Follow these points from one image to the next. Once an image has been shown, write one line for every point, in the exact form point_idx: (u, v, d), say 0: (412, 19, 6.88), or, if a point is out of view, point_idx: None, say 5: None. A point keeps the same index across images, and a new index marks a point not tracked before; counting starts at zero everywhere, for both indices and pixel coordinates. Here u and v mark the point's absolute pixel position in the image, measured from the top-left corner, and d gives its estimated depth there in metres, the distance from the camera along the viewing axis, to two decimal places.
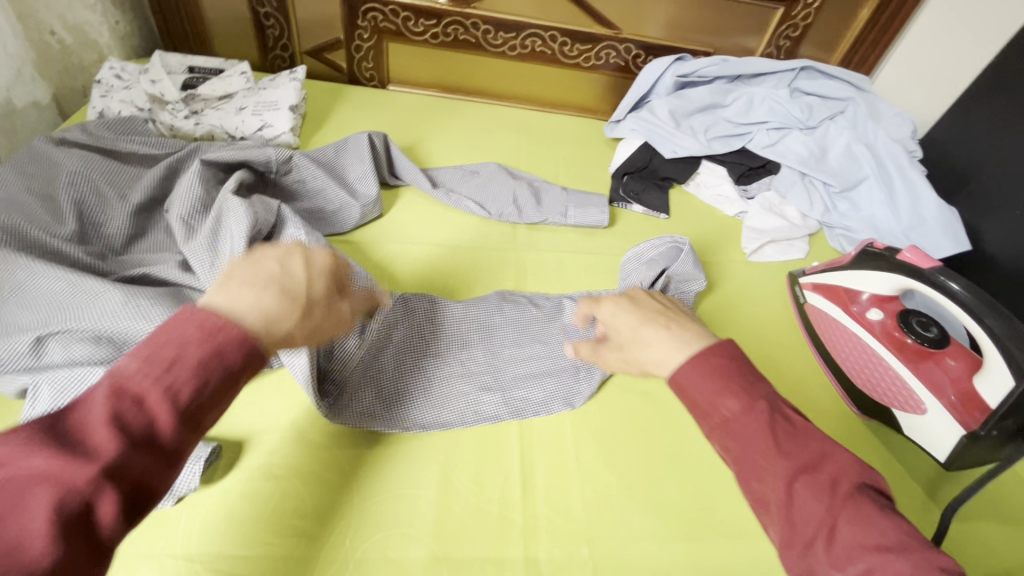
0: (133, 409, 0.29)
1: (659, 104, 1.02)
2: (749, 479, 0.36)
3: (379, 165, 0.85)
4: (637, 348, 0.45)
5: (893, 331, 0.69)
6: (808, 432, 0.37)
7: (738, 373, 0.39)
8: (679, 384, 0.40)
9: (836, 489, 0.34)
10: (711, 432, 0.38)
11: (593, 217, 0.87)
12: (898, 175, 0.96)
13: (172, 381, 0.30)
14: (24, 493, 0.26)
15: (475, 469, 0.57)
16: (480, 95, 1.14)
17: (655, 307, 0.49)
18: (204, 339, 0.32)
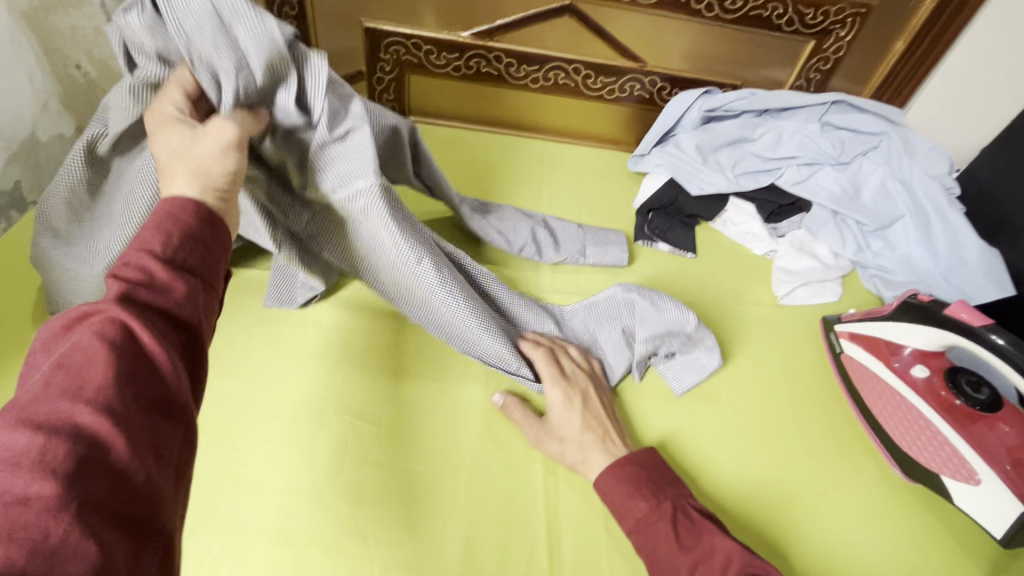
0: (143, 288, 0.35)
1: (686, 138, 0.99)
2: (664, 574, 0.50)
3: None
4: (573, 447, 0.58)
5: (940, 390, 0.66)
6: (702, 528, 0.51)
7: (646, 480, 0.54)
8: (606, 496, 0.55)
9: (724, 572, 0.47)
10: (631, 532, 0.53)
11: (613, 257, 0.84)
12: (935, 215, 0.93)
13: (145, 241, 0.36)
14: (90, 354, 0.32)
15: (500, 538, 0.54)
16: (501, 126, 1.12)
17: (597, 412, 0.60)
18: (163, 211, 0.38)
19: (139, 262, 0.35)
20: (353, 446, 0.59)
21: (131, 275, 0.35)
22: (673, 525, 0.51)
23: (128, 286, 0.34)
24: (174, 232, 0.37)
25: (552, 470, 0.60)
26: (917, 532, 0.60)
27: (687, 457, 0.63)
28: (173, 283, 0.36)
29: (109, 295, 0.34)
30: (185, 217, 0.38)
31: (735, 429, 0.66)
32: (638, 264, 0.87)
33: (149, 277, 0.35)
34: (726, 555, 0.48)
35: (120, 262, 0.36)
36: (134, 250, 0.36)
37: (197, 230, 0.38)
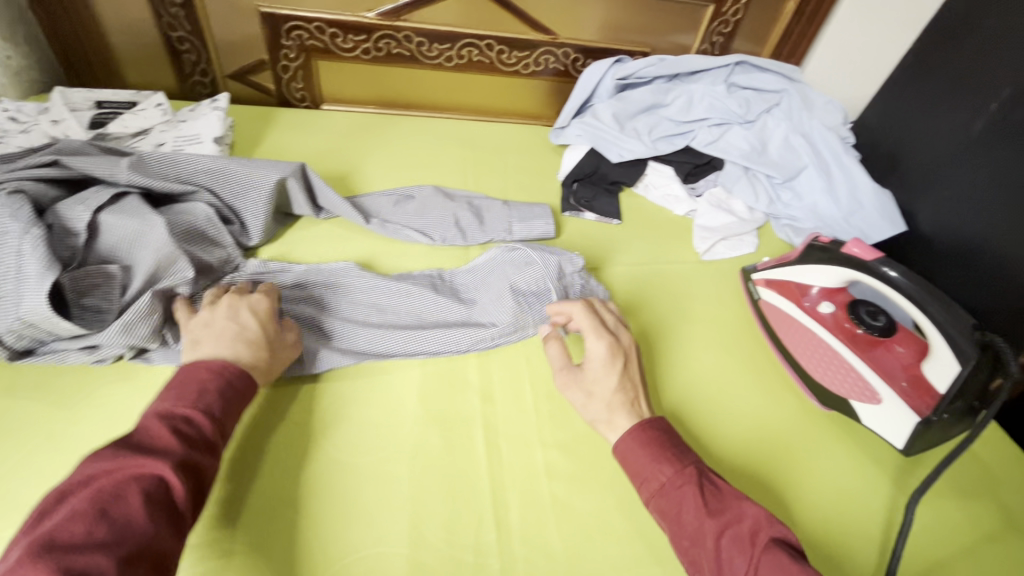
0: (183, 424, 0.45)
1: (602, 108, 1.01)
2: (686, 539, 0.47)
3: (298, 199, 0.78)
4: (600, 402, 0.57)
5: (844, 322, 0.72)
6: (729, 495, 0.49)
7: (670, 446, 0.53)
8: (622, 456, 0.53)
9: (755, 540, 0.45)
10: (651, 497, 0.51)
11: (539, 229, 0.85)
12: (835, 163, 1.00)
13: (206, 403, 0.47)
14: (127, 488, 0.39)
15: (446, 516, 0.54)
16: (420, 110, 1.10)
17: (634, 375, 0.59)
18: (217, 375, 0.49)
19: (191, 420, 0.45)
20: (287, 445, 0.57)
21: (185, 430, 0.44)
22: (700, 492, 0.49)
23: (179, 442, 0.43)
24: (222, 398, 0.48)
25: (494, 442, 0.60)
26: (835, 453, 0.65)
27: None
28: (215, 442, 0.46)
29: (165, 450, 0.42)
30: (237, 387, 0.50)
31: (667, 381, 0.69)
32: (566, 236, 0.88)
33: (195, 433, 0.45)
34: (755, 520, 0.46)
35: (167, 411, 0.45)
36: (187, 409, 0.46)
37: (240, 398, 0.50)
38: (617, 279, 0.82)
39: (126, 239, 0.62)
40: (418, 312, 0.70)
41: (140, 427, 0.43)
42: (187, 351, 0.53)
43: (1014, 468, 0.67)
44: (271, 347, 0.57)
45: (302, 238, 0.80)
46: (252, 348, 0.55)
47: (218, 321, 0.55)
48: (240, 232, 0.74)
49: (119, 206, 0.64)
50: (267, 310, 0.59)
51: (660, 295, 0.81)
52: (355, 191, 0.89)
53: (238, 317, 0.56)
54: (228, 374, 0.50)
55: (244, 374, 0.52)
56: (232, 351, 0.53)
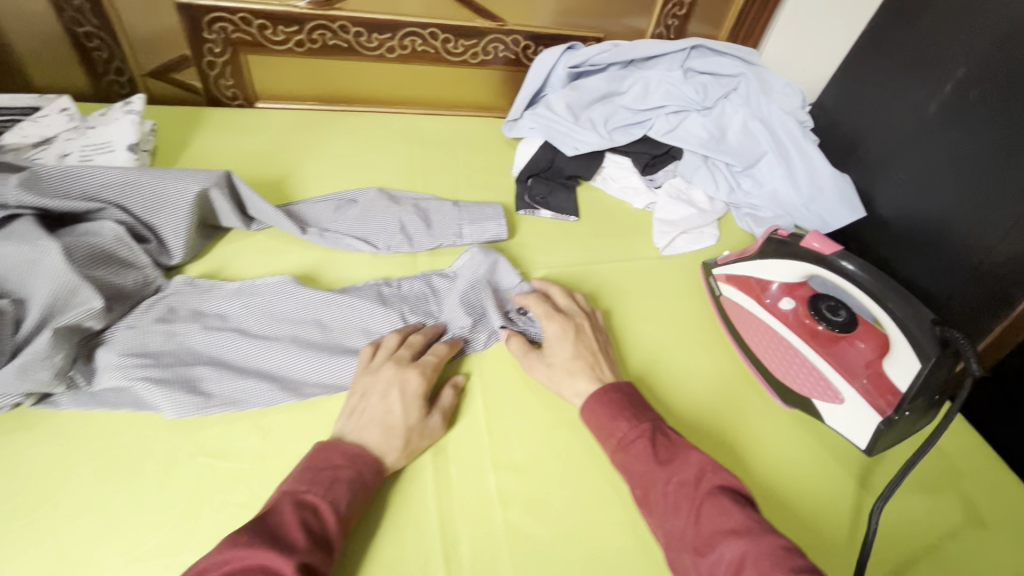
0: (312, 517, 0.45)
1: (556, 98, 0.96)
2: (639, 487, 0.50)
3: (225, 211, 0.72)
4: (561, 371, 0.60)
5: (805, 319, 0.69)
6: (679, 445, 0.52)
7: (629, 405, 0.55)
8: (590, 419, 0.56)
9: (699, 485, 0.48)
10: (612, 450, 0.53)
11: (492, 232, 0.80)
12: (794, 148, 0.97)
13: (335, 496, 0.47)
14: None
15: (391, 556, 0.50)
16: (363, 105, 1.03)
17: (590, 346, 0.62)
18: (351, 463, 0.50)
19: (320, 513, 0.46)
20: (212, 490, 0.51)
21: (311, 522, 0.45)
22: (654, 443, 0.51)
23: (304, 537, 0.43)
24: (351, 489, 0.49)
25: (443, 468, 0.56)
26: (800, 454, 0.63)
27: (583, 424, 0.62)
28: (334, 543, 0.45)
29: (292, 542, 0.42)
30: (366, 483, 0.50)
31: None
32: (521, 237, 0.84)
33: (320, 528, 0.45)
34: (702, 467, 0.49)
35: (302, 496, 0.46)
36: (319, 499, 0.46)
37: (368, 493, 0.50)
38: (575, 281, 0.79)
39: (15, 269, 0.55)
40: (349, 327, 0.64)
41: (276, 508, 0.44)
42: (344, 422, 0.54)
43: (974, 457, 0.66)
44: (410, 433, 0.55)
45: (231, 252, 0.73)
46: (402, 436, 0.54)
47: (407, 396, 0.56)
48: (158, 249, 0.68)
49: (7, 231, 0.57)
50: (416, 391, 0.57)
51: (618, 297, 0.78)
52: (292, 197, 0.83)
53: (405, 387, 0.56)
54: (364, 464, 0.50)
55: (375, 466, 0.51)
56: (379, 442, 0.53)
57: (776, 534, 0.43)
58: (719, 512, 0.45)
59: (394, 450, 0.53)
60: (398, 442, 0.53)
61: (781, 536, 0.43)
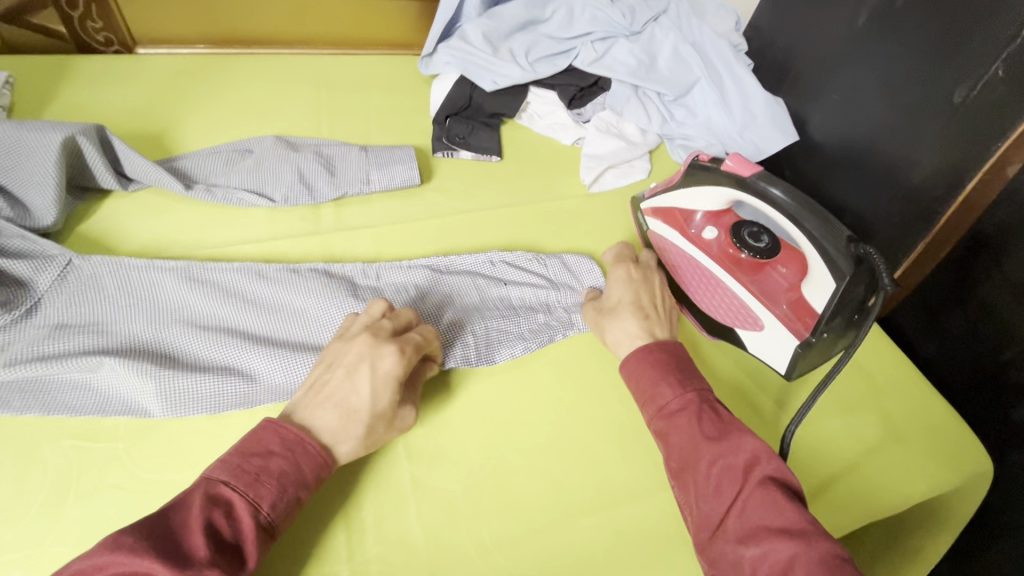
0: (223, 518, 0.39)
1: (471, 27, 0.88)
2: (674, 465, 0.46)
3: (94, 169, 0.64)
4: (611, 321, 0.57)
5: (728, 248, 0.66)
6: (732, 426, 0.46)
7: (680, 369, 0.50)
8: (629, 371, 0.51)
9: (747, 477, 0.43)
10: (655, 418, 0.48)
11: (403, 176, 0.74)
12: (727, 73, 0.93)
13: (257, 494, 0.40)
14: None
15: (287, 521, 0.47)
16: (262, 46, 0.94)
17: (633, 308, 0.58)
18: (288, 453, 0.43)
19: (234, 514, 0.39)
20: (84, 473, 0.48)
21: (218, 524, 0.38)
22: (700, 416, 0.47)
23: (207, 543, 0.37)
24: (282, 484, 0.41)
25: None
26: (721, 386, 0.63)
27: (498, 372, 0.59)
28: (251, 550, 0.39)
29: (187, 554, 0.36)
30: (306, 475, 0.43)
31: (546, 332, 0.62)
32: (437, 182, 0.78)
33: (232, 530, 0.39)
34: (753, 454, 0.44)
35: (217, 493, 0.39)
36: (234, 498, 0.40)
37: (303, 492, 0.42)
38: (495, 226, 0.74)
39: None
40: (308, 318, 0.58)
41: (180, 504, 0.38)
42: (303, 396, 0.47)
43: (896, 375, 0.66)
44: (376, 419, 0.47)
45: (105, 214, 0.66)
46: (364, 421, 0.46)
47: (378, 380, 0.48)
48: (21, 214, 0.60)
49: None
50: (392, 373, 0.48)
51: (540, 240, 0.74)
52: (177, 151, 0.75)
53: (372, 360, 0.48)
54: (301, 454, 0.43)
55: (326, 456, 0.44)
56: (334, 427, 0.45)
57: (831, 539, 0.38)
58: (766, 507, 0.41)
59: (353, 437, 0.46)
60: (360, 429, 0.46)
61: (838, 545, 0.38)
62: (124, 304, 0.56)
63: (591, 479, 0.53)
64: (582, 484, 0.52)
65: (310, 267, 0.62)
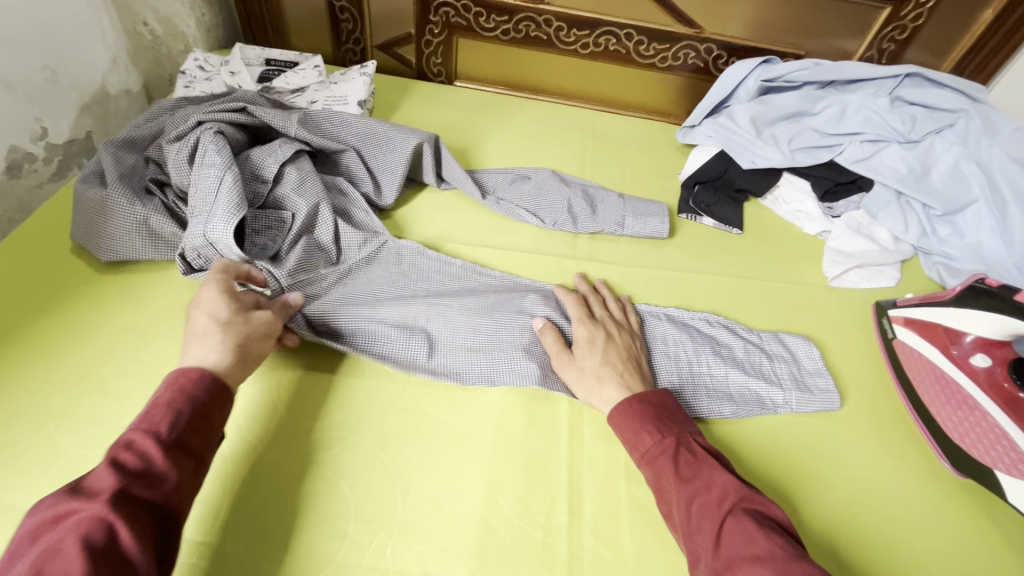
0: (126, 452, 0.42)
1: (740, 110, 0.95)
2: (664, 508, 0.50)
3: (424, 168, 0.82)
4: (589, 378, 0.59)
5: (1002, 382, 0.62)
6: (704, 464, 0.50)
7: (653, 416, 0.55)
8: (616, 418, 0.55)
9: (721, 508, 0.47)
10: (640, 463, 0.53)
11: (653, 228, 0.82)
12: (1015, 200, 0.85)
13: (152, 423, 0.43)
14: (58, 540, 0.36)
15: (521, 490, 0.54)
16: (547, 94, 1.10)
17: (594, 365, 0.59)
18: (172, 388, 0.46)
19: (135, 447, 0.42)
20: (382, 391, 0.60)
21: (132, 458, 0.41)
22: (673, 458, 0.51)
23: (122, 473, 0.40)
24: (175, 412, 0.45)
25: (576, 433, 0.59)
26: (966, 529, 0.57)
27: (717, 428, 0.62)
28: (172, 467, 0.42)
29: (101, 487, 0.39)
30: (195, 395, 0.46)
31: (769, 407, 0.63)
32: (679, 239, 0.84)
33: (147, 458, 0.42)
34: (725, 491, 0.48)
35: (119, 447, 0.42)
36: (136, 434, 0.43)
37: (203, 405, 0.46)
38: (728, 293, 0.78)
39: (294, 195, 0.69)
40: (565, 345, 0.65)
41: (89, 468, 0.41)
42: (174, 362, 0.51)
43: None
44: (237, 333, 0.52)
45: (421, 203, 0.84)
46: (218, 338, 0.50)
47: (609, 356, 0.60)
48: (375, 191, 0.78)
49: (298, 163, 0.72)
50: (216, 296, 0.54)
51: (773, 318, 0.75)
52: (473, 166, 0.91)
53: (190, 318, 0.52)
54: (184, 382, 0.47)
55: (199, 375, 0.48)
56: (198, 354, 0.49)
57: (807, 563, 0.42)
58: (740, 537, 0.44)
59: (226, 352, 0.50)
60: (223, 344, 0.50)
61: (809, 563, 0.42)
62: (406, 284, 0.69)
63: None
64: None
65: (540, 286, 0.71)
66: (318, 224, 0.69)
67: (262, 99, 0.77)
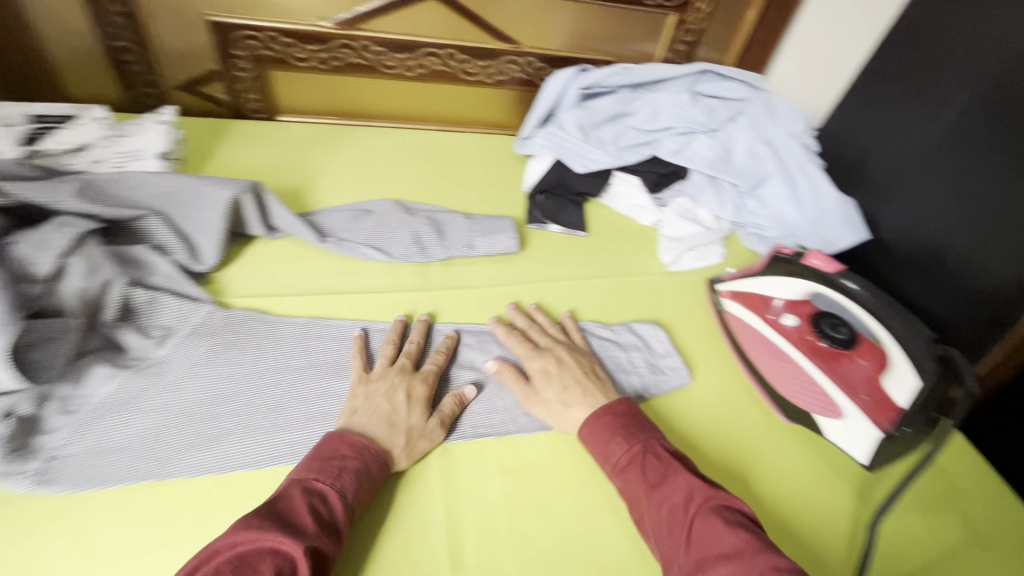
0: (320, 502, 0.49)
1: (566, 117, 0.99)
2: (637, 514, 0.53)
3: (250, 218, 0.75)
4: (383, 428, 0.57)
5: (806, 335, 0.71)
6: (670, 467, 0.53)
7: (621, 427, 0.58)
8: (588, 434, 0.58)
9: (688, 511, 0.49)
10: (611, 473, 0.56)
11: (502, 244, 0.83)
12: (798, 170, 0.99)
13: (342, 483, 0.51)
14: (257, 562, 0.42)
15: (399, 553, 0.53)
16: (381, 120, 1.07)
17: (393, 415, 0.58)
18: (358, 454, 0.54)
19: (326, 499, 0.50)
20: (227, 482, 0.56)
21: (321, 509, 0.48)
22: (642, 467, 0.54)
23: (315, 521, 0.47)
24: (357, 478, 0.52)
25: (445, 477, 0.58)
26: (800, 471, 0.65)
27: None
28: (341, 528, 0.49)
29: (302, 527, 0.46)
30: (372, 470, 0.54)
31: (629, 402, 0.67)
32: (530, 251, 0.86)
33: (328, 515, 0.49)
34: (690, 491, 0.51)
35: (314, 488, 0.50)
36: (326, 484, 0.50)
37: (372, 477, 0.54)
38: (581, 296, 0.81)
39: (85, 291, 0.60)
40: None
41: (284, 496, 0.48)
42: (349, 416, 0.58)
43: (974, 478, 0.68)
44: (410, 434, 0.58)
45: (255, 258, 0.77)
46: (400, 433, 0.57)
47: (440, 415, 0.61)
48: (190, 254, 0.70)
49: (84, 250, 0.62)
50: (422, 395, 0.61)
51: (624, 312, 0.80)
52: (310, 207, 0.86)
53: (393, 399, 0.59)
54: (371, 454, 0.54)
55: (381, 455, 0.55)
56: (382, 433, 0.56)
57: (772, 553, 0.45)
58: (709, 535, 0.47)
59: (397, 443, 0.57)
60: (398, 438, 0.57)
61: (772, 553, 0.45)
62: (233, 366, 0.64)
63: None
64: None
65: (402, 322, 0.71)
66: (108, 312, 0.63)
67: (20, 173, 0.65)
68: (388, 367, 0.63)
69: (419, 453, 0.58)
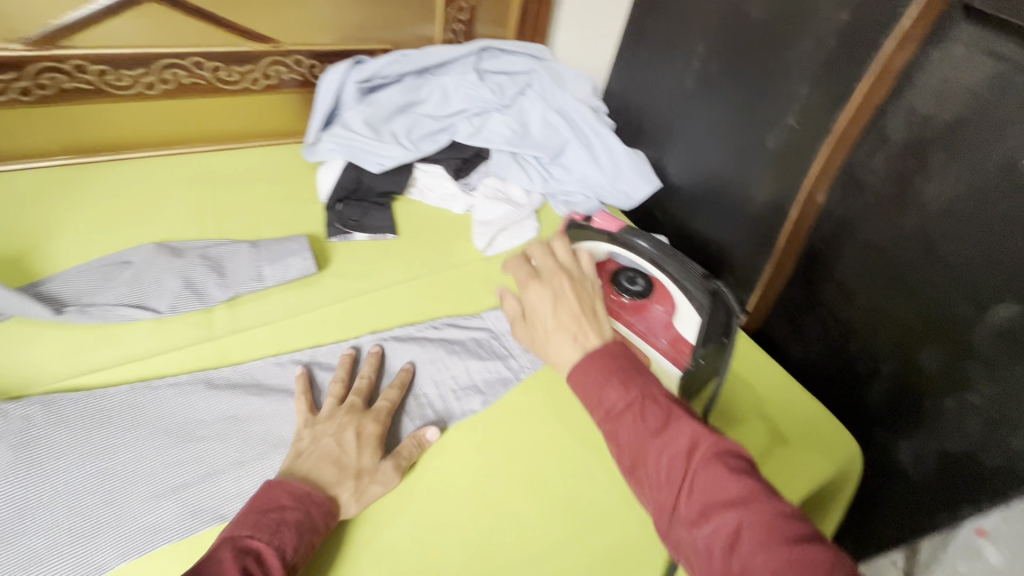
0: (255, 563, 0.44)
1: (351, 116, 0.92)
2: (631, 465, 0.48)
3: None
4: (333, 468, 0.54)
5: (611, 294, 0.73)
6: (670, 412, 0.50)
7: (620, 371, 0.53)
8: (578, 383, 0.54)
9: (693, 460, 0.46)
10: (603, 421, 0.51)
11: (297, 268, 0.75)
12: (592, 132, 1.02)
13: (280, 540, 0.47)
14: None
15: None
16: (135, 150, 0.90)
17: (345, 456, 0.55)
18: (298, 504, 0.50)
19: (263, 558, 0.45)
20: None
21: (257, 569, 0.44)
22: (642, 413, 0.49)
23: None
24: (298, 531, 0.48)
25: None
26: None
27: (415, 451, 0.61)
28: None
29: None
30: (312, 521, 0.50)
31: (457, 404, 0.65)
32: (334, 267, 0.79)
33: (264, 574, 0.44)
34: (691, 436, 0.48)
35: (243, 548, 0.45)
36: (261, 543, 0.46)
37: (316, 530, 0.50)
38: (398, 304, 0.76)
39: None
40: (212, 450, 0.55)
41: (213, 558, 0.43)
42: (292, 462, 0.54)
43: (770, 383, 0.77)
44: (359, 477, 0.55)
45: None
46: (348, 482, 0.54)
47: (397, 457, 0.58)
48: None
49: None
50: (373, 436, 0.58)
51: (442, 310, 0.77)
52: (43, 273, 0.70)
53: (341, 442, 0.56)
54: (312, 503, 0.50)
55: (323, 504, 0.51)
56: (330, 480, 0.53)
57: (776, 498, 0.44)
58: (713, 483, 0.45)
59: (344, 492, 0.53)
60: (346, 487, 0.54)
61: (775, 496, 0.44)
62: None
63: (513, 539, 0.56)
64: (508, 543, 0.55)
65: (189, 378, 0.61)
66: None
67: None
68: (336, 408, 0.60)
69: (371, 497, 0.55)
